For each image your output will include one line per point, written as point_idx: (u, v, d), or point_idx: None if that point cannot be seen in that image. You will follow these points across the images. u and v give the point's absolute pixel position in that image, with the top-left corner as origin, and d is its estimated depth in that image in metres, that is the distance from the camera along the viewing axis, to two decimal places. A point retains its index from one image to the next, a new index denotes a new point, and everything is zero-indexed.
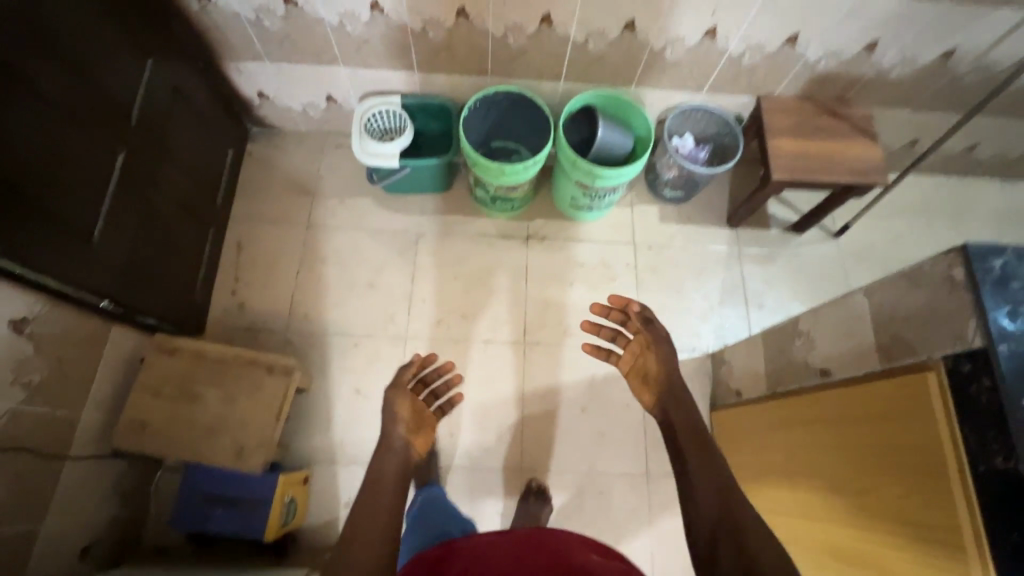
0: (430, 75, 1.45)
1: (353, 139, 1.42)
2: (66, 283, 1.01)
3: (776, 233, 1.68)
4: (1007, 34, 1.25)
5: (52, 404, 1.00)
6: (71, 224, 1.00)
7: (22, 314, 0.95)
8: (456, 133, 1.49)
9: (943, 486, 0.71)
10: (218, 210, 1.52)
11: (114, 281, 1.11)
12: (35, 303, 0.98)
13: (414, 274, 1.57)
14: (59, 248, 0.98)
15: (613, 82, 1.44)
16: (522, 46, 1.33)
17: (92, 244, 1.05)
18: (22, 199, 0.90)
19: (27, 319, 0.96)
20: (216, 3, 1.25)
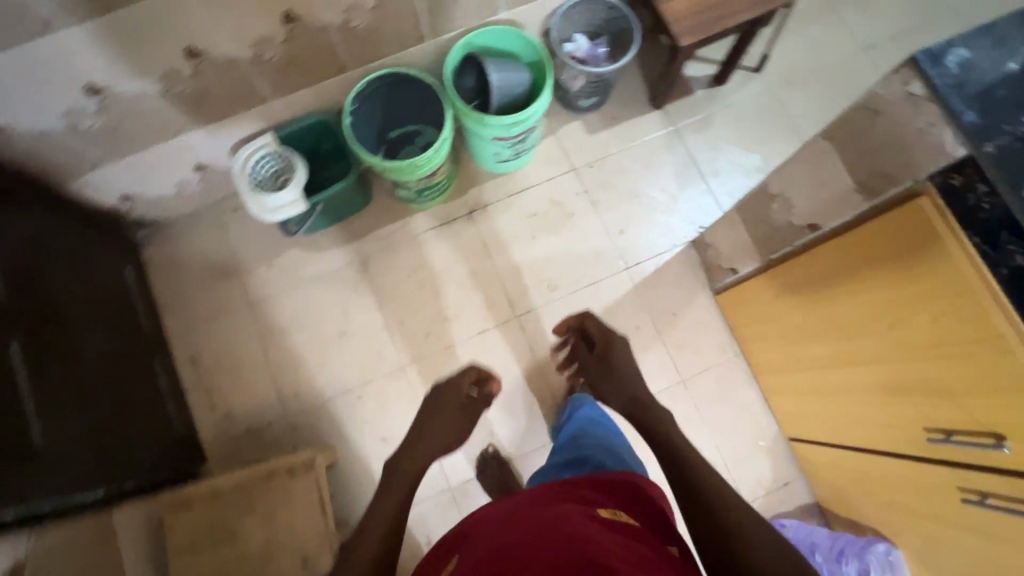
0: (289, 97, 1.27)
1: (247, 202, 1.27)
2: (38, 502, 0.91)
3: (702, 94, 1.60)
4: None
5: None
6: (5, 445, 0.88)
7: (12, 558, 0.85)
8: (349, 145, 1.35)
9: (975, 299, 0.70)
10: (150, 335, 1.38)
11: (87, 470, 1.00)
12: (19, 539, 0.88)
13: (379, 302, 1.48)
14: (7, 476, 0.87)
15: (481, 16, 1.29)
16: (370, 22, 1.17)
17: (40, 450, 0.94)
18: None
19: (21, 559, 0.87)
20: (17, 129, 1.05)
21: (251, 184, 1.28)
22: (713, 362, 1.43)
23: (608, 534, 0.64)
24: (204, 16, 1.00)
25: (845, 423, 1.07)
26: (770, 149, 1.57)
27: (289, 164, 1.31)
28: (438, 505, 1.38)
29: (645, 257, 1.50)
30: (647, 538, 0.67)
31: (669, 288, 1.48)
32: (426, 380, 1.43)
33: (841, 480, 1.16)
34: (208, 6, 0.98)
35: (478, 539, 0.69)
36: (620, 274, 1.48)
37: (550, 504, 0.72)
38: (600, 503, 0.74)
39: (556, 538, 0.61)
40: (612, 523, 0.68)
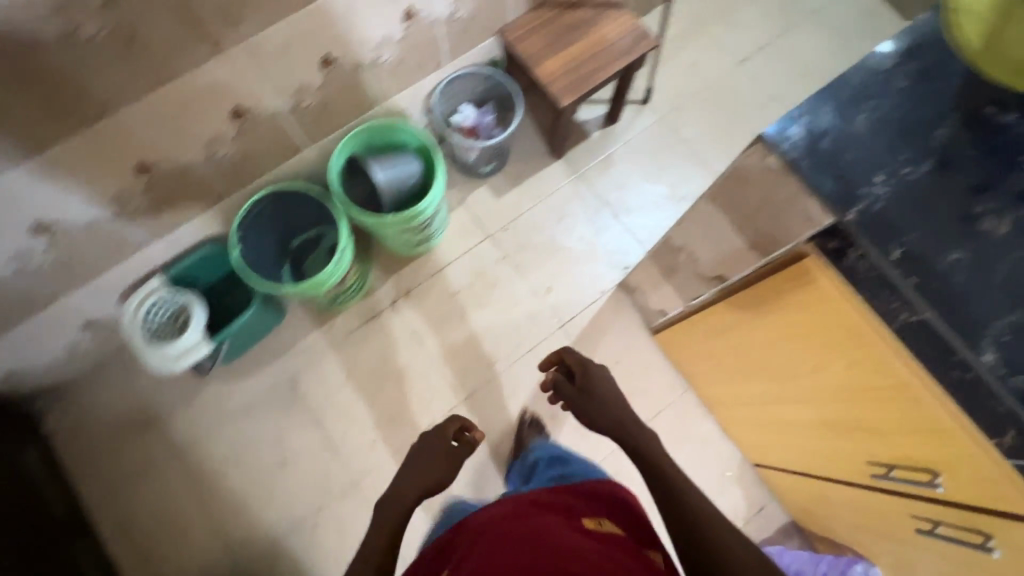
0: (169, 236, 1.19)
1: (147, 360, 1.17)
2: None
3: (598, 135, 1.62)
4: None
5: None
6: None
7: None
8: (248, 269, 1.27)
9: (880, 351, 0.70)
10: (65, 518, 1.25)
11: None
12: None
13: (317, 419, 1.39)
14: None
15: (357, 113, 1.26)
16: (238, 149, 1.12)
17: None
18: None
19: None
20: None
21: (148, 338, 1.18)
22: (666, 402, 1.41)
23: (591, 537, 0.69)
24: (42, 186, 0.92)
25: (798, 454, 1.06)
26: (674, 178, 1.60)
27: (184, 308, 1.21)
28: None
29: (577, 310, 1.48)
30: (629, 547, 0.71)
31: (607, 336, 1.46)
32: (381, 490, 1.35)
33: (809, 504, 1.16)
34: (43, 181, 0.91)
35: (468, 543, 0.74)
36: (556, 333, 1.46)
37: (534, 516, 0.75)
38: (587, 513, 0.80)
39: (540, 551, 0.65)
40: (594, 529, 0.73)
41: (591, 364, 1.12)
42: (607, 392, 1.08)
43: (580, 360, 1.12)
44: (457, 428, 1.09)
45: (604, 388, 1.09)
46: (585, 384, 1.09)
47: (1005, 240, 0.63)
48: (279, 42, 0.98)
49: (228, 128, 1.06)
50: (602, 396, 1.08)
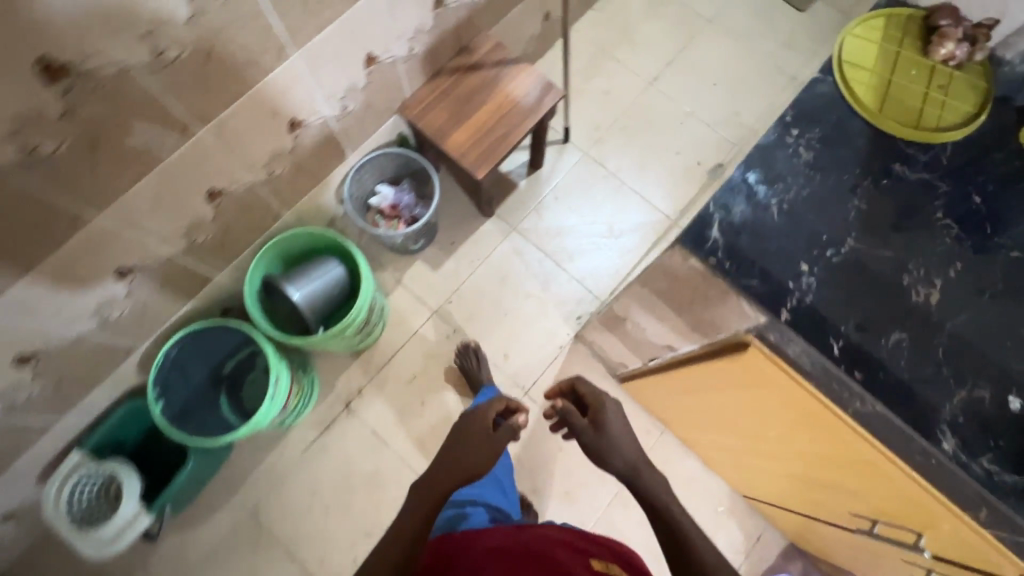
0: (77, 409, 1.07)
1: (81, 546, 1.05)
2: None
3: (525, 183, 1.57)
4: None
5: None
6: None
7: None
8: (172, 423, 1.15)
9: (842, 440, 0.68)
10: None
11: None
12: None
13: (289, 550, 1.30)
14: None
15: (264, 228, 1.16)
16: (134, 305, 1.00)
17: None
18: None
19: None
20: None
21: (77, 521, 1.06)
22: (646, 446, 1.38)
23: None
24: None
25: (785, 499, 1.05)
26: (610, 213, 1.56)
27: (113, 480, 1.09)
28: None
29: (539, 372, 1.43)
30: None
31: None
32: None
33: (804, 534, 1.15)
34: None
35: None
36: (522, 400, 1.40)
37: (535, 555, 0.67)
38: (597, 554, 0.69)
39: None
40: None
41: (607, 401, 0.88)
42: (623, 444, 0.82)
43: (597, 394, 0.89)
44: (500, 413, 0.90)
45: (623, 436, 0.83)
46: (600, 420, 0.85)
47: (939, 312, 0.61)
48: (150, 196, 0.86)
49: (117, 291, 0.95)
50: (623, 431, 0.83)
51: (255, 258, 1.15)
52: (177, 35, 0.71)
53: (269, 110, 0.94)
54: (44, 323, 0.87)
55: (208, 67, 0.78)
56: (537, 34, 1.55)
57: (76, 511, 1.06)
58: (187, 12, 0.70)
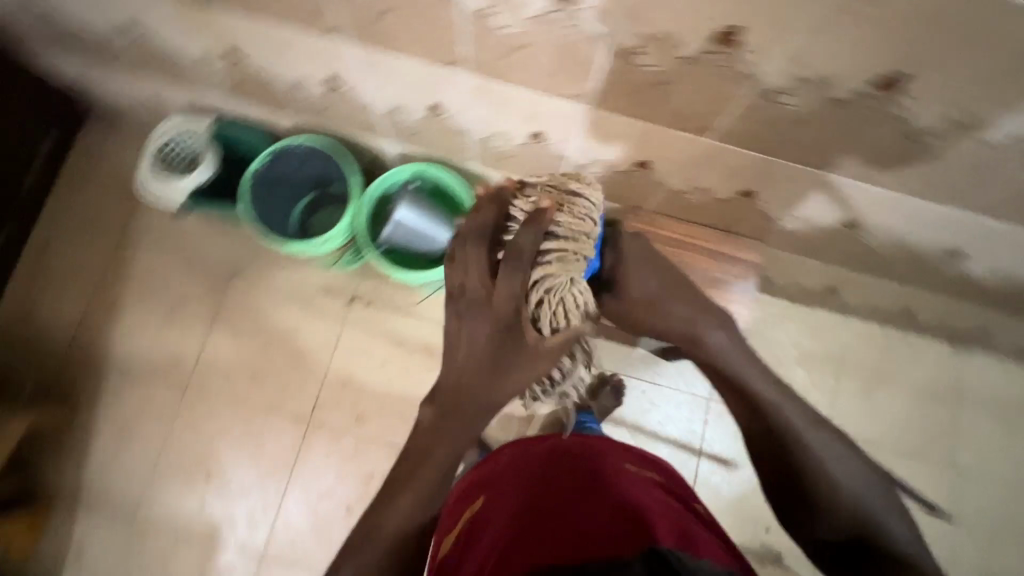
0: (243, 101, 1.22)
1: (140, 168, 1.22)
2: None
3: (641, 355, 1.41)
4: (786, 218, 1.05)
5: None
6: None
7: None
8: (253, 174, 1.23)
9: None
10: (21, 203, 1.38)
11: None
12: None
13: (214, 317, 1.41)
14: None
15: (447, 153, 1.18)
16: (325, 99, 1.10)
17: None
18: None
19: None
20: None
21: (161, 157, 1.24)
22: None
23: (645, 487, 0.77)
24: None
25: None
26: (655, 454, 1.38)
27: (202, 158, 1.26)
28: (113, 523, 1.30)
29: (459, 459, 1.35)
30: (667, 492, 0.80)
31: None
32: (196, 411, 1.37)
33: None
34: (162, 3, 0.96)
35: (506, 484, 0.78)
36: None
37: (577, 462, 0.80)
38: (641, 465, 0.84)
39: (600, 501, 0.71)
40: (660, 492, 0.78)
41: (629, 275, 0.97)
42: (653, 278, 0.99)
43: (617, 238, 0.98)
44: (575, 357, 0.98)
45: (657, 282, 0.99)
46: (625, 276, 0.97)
47: None
48: (396, 66, 0.91)
49: (320, 81, 1.03)
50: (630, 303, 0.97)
51: (421, 164, 1.21)
52: (515, 12, 0.70)
53: (532, 111, 0.93)
54: (266, 46, 0.98)
55: (514, 47, 0.76)
56: (807, 290, 1.34)
57: (166, 151, 1.24)
58: (535, 12, 0.69)
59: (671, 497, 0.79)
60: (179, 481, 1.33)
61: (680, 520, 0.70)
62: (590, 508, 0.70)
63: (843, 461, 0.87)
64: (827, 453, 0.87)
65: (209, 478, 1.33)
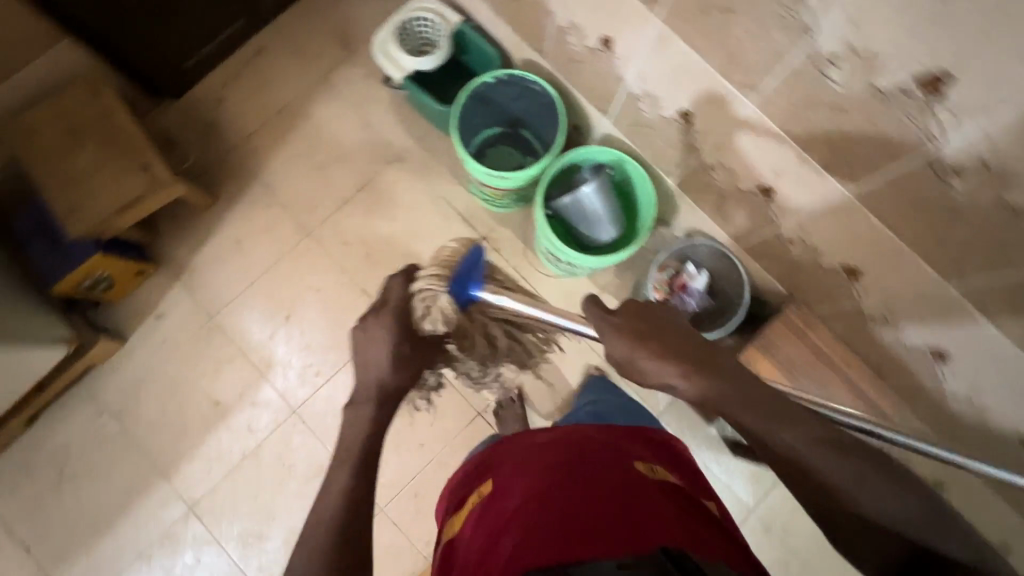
0: (498, 17, 1.24)
1: (384, 26, 1.26)
2: None
3: (711, 435, 1.36)
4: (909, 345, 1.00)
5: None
6: None
7: None
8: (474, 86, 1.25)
9: None
10: (261, 6, 1.46)
11: None
12: None
13: (362, 187, 1.46)
14: None
15: (654, 154, 1.18)
16: (582, 53, 1.10)
17: None
18: None
19: None
20: None
21: (406, 30, 1.28)
22: (419, 543, 1.30)
23: (661, 488, 0.69)
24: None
25: None
26: None
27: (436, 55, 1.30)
28: (191, 313, 1.38)
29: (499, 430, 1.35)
30: (690, 496, 0.72)
31: None
32: (304, 258, 1.42)
33: None
34: None
35: (513, 470, 0.72)
36: (470, 409, 1.35)
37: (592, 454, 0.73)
38: (644, 456, 0.76)
39: (612, 501, 0.63)
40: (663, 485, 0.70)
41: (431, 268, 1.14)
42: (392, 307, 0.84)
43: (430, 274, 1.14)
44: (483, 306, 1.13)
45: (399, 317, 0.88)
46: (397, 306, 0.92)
47: None
48: (685, 63, 0.91)
49: (593, 37, 1.04)
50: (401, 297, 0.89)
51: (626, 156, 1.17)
52: None
53: (784, 165, 0.92)
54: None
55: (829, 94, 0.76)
56: None
57: (414, 28, 1.28)
58: None
59: (691, 499, 0.71)
60: (260, 307, 1.39)
61: (703, 531, 0.62)
62: (601, 508, 0.62)
63: (862, 478, 0.60)
64: (821, 461, 0.62)
65: (286, 320, 1.39)
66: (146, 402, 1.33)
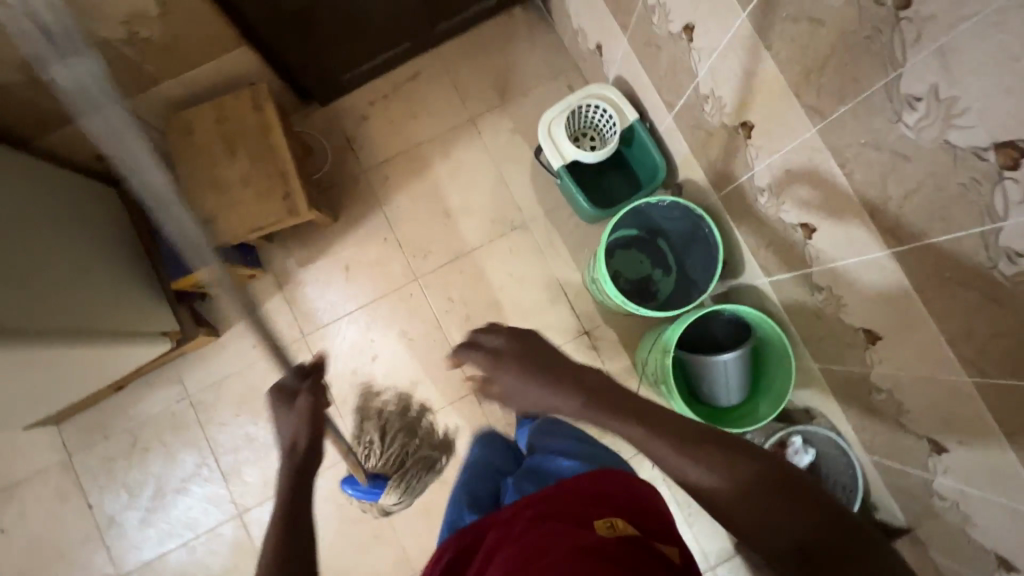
0: (678, 132, 1.14)
1: (558, 104, 1.20)
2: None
3: None
4: None
5: (95, 34, 0.95)
6: None
7: None
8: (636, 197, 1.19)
9: None
10: (431, 34, 1.40)
11: (269, 19, 1.08)
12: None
13: (480, 246, 1.41)
14: None
15: (807, 339, 1.05)
16: (765, 213, 0.98)
17: None
18: None
19: None
20: None
21: (580, 115, 1.21)
22: None
23: (608, 543, 0.59)
24: (727, 25, 0.82)
25: None
26: None
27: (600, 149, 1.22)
28: (286, 324, 1.39)
29: None
30: (647, 552, 0.60)
31: None
32: (404, 302, 1.40)
33: None
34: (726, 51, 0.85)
35: None
36: None
37: (538, 535, 0.63)
38: (600, 515, 0.66)
39: None
40: (607, 540, 0.59)
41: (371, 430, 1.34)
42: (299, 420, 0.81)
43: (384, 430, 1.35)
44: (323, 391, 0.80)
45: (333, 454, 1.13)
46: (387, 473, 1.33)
47: None
48: (895, 296, 0.76)
49: (790, 214, 0.91)
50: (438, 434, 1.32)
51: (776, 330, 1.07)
52: None
53: (970, 444, 0.77)
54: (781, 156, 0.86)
55: None
56: None
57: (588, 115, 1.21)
58: None
59: (648, 555, 0.59)
60: (351, 338, 1.39)
61: None
62: None
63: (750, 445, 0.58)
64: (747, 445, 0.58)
65: (371, 360, 1.38)
66: (225, 396, 1.36)
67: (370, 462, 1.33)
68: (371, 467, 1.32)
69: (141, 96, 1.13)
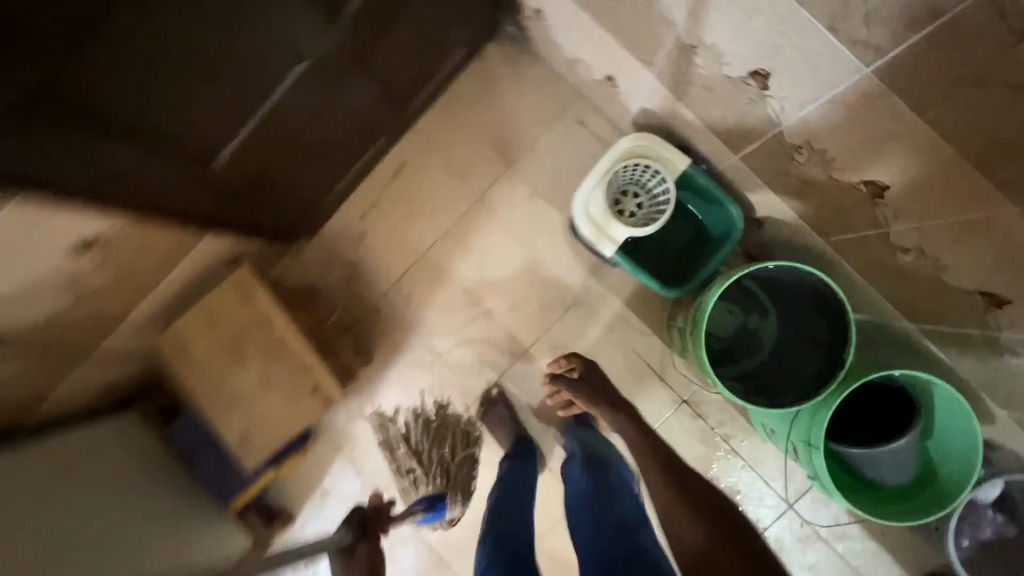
0: (749, 173, 0.89)
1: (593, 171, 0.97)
2: (173, 205, 0.81)
3: None
4: None
5: (30, 313, 0.77)
6: (200, 149, 0.76)
7: (94, 227, 0.74)
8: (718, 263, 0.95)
9: None
10: (403, 119, 1.17)
11: (221, 203, 0.89)
12: (133, 224, 0.79)
13: (535, 340, 1.22)
14: (185, 173, 0.77)
15: (986, 387, 0.85)
16: (909, 267, 0.75)
17: (215, 169, 0.81)
18: (155, 136, 0.68)
19: (100, 233, 0.76)
20: None
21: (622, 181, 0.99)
22: None
23: None
24: None
25: None
26: None
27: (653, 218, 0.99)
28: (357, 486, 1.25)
29: None
30: None
31: None
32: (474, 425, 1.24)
33: None
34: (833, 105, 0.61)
35: None
36: None
37: None
38: None
39: None
40: None
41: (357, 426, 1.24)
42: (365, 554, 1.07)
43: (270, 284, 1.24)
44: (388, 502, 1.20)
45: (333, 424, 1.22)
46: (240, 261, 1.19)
47: None
48: None
49: (964, 281, 0.71)
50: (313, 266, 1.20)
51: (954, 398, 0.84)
52: None
53: None
54: (950, 215, 0.64)
55: None
56: None
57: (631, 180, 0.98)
58: None
59: None
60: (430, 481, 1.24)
61: None
62: None
63: None
64: None
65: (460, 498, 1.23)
66: None
67: (422, 489, 1.24)
68: (424, 493, 1.24)
69: (115, 332, 0.95)
